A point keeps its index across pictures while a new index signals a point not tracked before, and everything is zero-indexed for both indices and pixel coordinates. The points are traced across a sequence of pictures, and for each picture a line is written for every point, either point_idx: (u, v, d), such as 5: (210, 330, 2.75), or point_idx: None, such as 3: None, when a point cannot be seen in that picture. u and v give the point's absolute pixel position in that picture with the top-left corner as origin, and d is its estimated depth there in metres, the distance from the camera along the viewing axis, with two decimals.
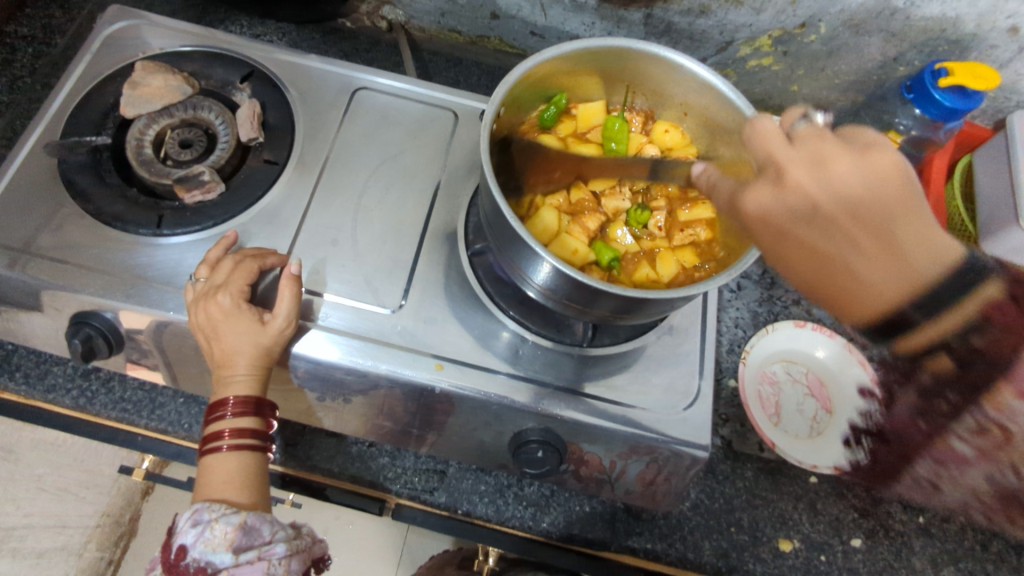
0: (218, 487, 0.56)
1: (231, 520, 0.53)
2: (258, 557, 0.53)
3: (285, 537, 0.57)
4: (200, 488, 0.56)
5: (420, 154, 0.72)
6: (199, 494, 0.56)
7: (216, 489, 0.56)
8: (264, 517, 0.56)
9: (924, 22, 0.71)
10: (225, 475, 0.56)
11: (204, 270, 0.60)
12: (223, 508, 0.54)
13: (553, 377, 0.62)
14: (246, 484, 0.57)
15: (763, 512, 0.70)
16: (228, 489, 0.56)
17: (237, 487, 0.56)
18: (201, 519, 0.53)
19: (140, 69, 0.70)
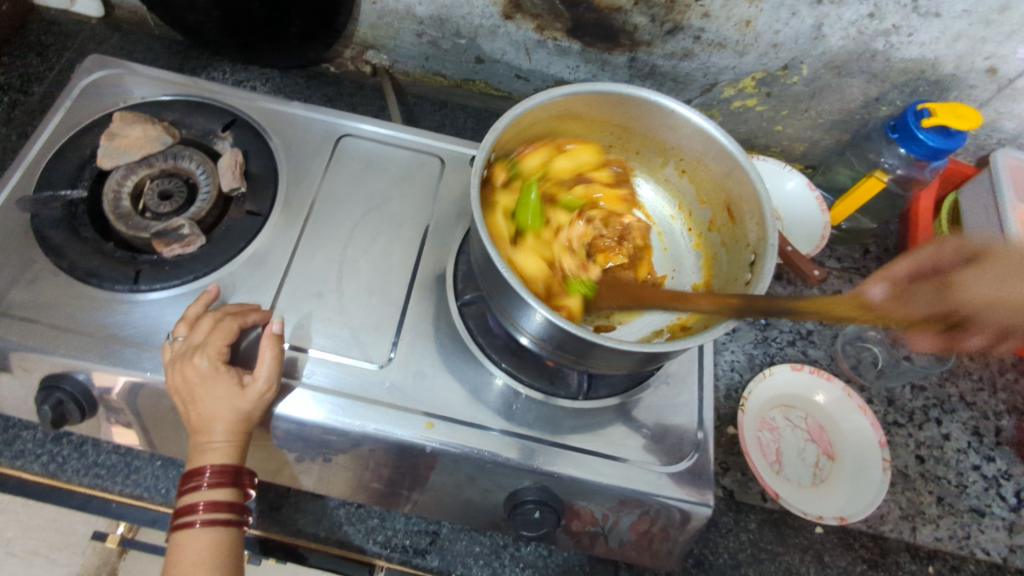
0: (189, 567, 0.52)
1: None
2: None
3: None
4: (169, 567, 0.53)
5: (408, 201, 0.71)
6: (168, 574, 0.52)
7: (187, 569, 0.52)
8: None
9: (903, 64, 0.72)
10: (198, 553, 0.53)
11: (182, 329, 0.58)
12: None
13: (549, 432, 0.60)
14: (218, 565, 0.53)
15: (770, 566, 0.68)
16: (199, 569, 0.52)
17: (209, 568, 0.53)
18: None
19: (119, 119, 0.69)
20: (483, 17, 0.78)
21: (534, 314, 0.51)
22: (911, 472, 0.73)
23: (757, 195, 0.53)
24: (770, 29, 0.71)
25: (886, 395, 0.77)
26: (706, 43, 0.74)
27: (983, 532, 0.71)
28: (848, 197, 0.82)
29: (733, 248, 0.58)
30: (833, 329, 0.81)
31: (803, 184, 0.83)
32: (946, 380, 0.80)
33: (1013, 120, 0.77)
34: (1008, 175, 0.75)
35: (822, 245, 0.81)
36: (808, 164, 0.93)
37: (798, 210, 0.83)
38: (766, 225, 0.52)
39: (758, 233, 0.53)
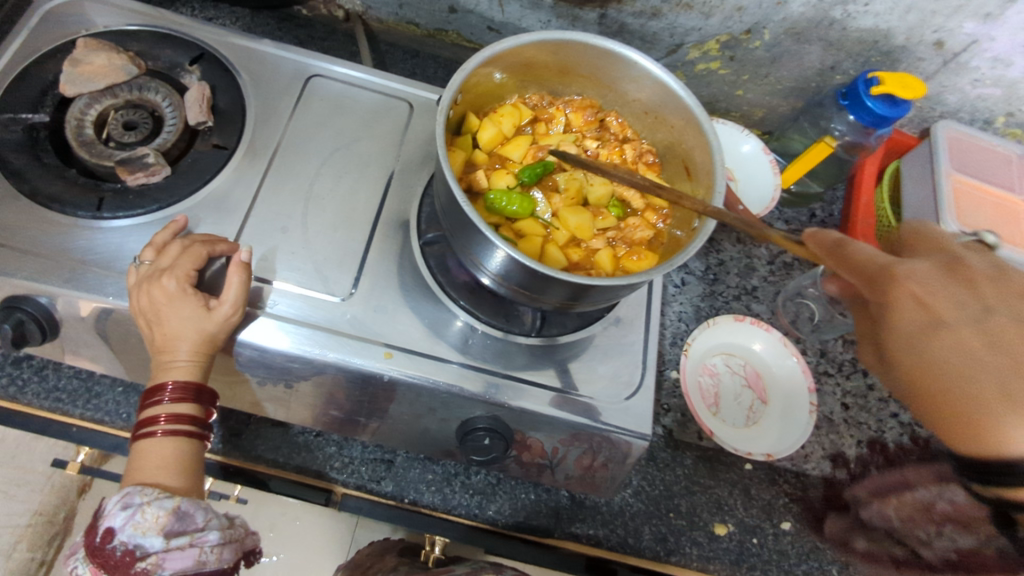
0: (152, 471, 0.55)
1: (164, 505, 0.53)
2: (189, 543, 0.53)
3: (218, 525, 0.56)
4: (132, 472, 0.55)
5: (375, 143, 0.72)
6: (131, 478, 0.55)
7: (150, 473, 0.55)
8: (199, 504, 0.55)
9: (859, 33, 0.75)
10: (161, 459, 0.56)
11: (148, 253, 0.59)
12: (156, 492, 0.53)
13: (502, 365, 0.63)
14: (180, 470, 0.56)
15: (701, 498, 0.73)
16: (162, 473, 0.55)
17: (171, 473, 0.56)
18: (132, 502, 0.52)
19: (83, 46, 0.67)
20: None
21: (496, 252, 0.54)
22: (837, 418, 0.79)
23: (709, 147, 0.56)
24: None
25: (820, 348, 0.83)
26: (674, 3, 0.76)
27: None
28: (798, 160, 0.86)
29: (685, 202, 0.62)
30: (777, 286, 0.86)
31: (758, 147, 0.86)
32: None
33: (955, 94, 0.81)
34: (945, 145, 0.79)
35: (773, 205, 0.84)
36: (766, 130, 0.97)
37: (752, 172, 0.87)
38: (716, 175, 0.55)
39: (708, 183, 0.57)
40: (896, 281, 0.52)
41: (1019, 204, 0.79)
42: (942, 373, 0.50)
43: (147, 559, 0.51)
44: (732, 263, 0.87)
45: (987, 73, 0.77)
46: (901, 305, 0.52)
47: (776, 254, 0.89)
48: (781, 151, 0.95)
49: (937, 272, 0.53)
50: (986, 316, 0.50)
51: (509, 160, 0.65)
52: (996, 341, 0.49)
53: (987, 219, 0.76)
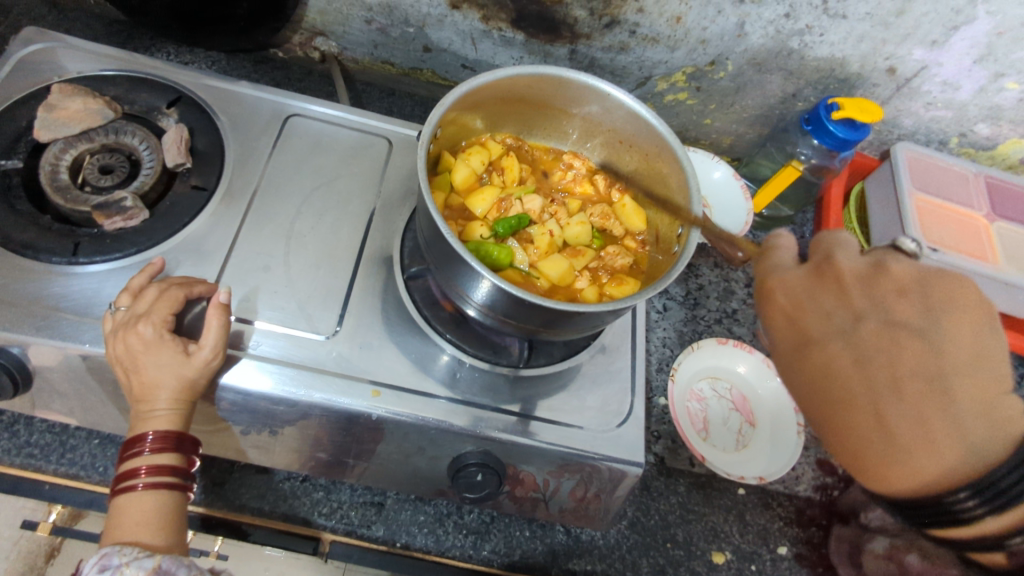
0: (132, 529, 0.53)
1: (144, 565, 0.51)
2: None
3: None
4: (111, 531, 0.53)
5: (355, 181, 0.72)
6: (110, 536, 0.53)
7: (129, 531, 0.53)
8: (181, 562, 0.53)
9: (817, 62, 0.79)
10: (140, 515, 0.54)
11: (125, 299, 0.58)
12: (135, 551, 0.52)
13: (491, 399, 0.63)
14: (161, 526, 0.54)
15: (697, 526, 0.73)
16: (142, 530, 0.53)
17: (152, 529, 0.54)
18: (110, 564, 0.50)
19: (58, 91, 0.67)
20: (430, 6, 0.81)
21: (480, 283, 0.55)
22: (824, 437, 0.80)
23: (683, 172, 0.58)
24: (699, 25, 0.76)
25: None
26: (641, 37, 0.79)
27: None
28: (768, 185, 0.89)
29: (662, 227, 0.64)
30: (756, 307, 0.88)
31: (729, 173, 0.90)
32: None
33: (910, 117, 0.86)
34: (906, 166, 0.83)
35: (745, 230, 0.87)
36: (735, 156, 1.00)
37: (725, 198, 0.89)
38: (693, 200, 0.57)
39: (684, 207, 0.58)
40: (776, 296, 0.50)
41: (980, 220, 0.83)
42: (830, 388, 0.47)
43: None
44: (711, 287, 0.89)
45: (938, 96, 0.81)
46: (776, 323, 0.50)
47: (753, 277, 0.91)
48: (751, 176, 0.98)
49: (810, 281, 0.50)
50: (858, 329, 0.47)
51: (474, 214, 0.64)
52: (867, 356, 0.46)
53: (951, 236, 0.79)
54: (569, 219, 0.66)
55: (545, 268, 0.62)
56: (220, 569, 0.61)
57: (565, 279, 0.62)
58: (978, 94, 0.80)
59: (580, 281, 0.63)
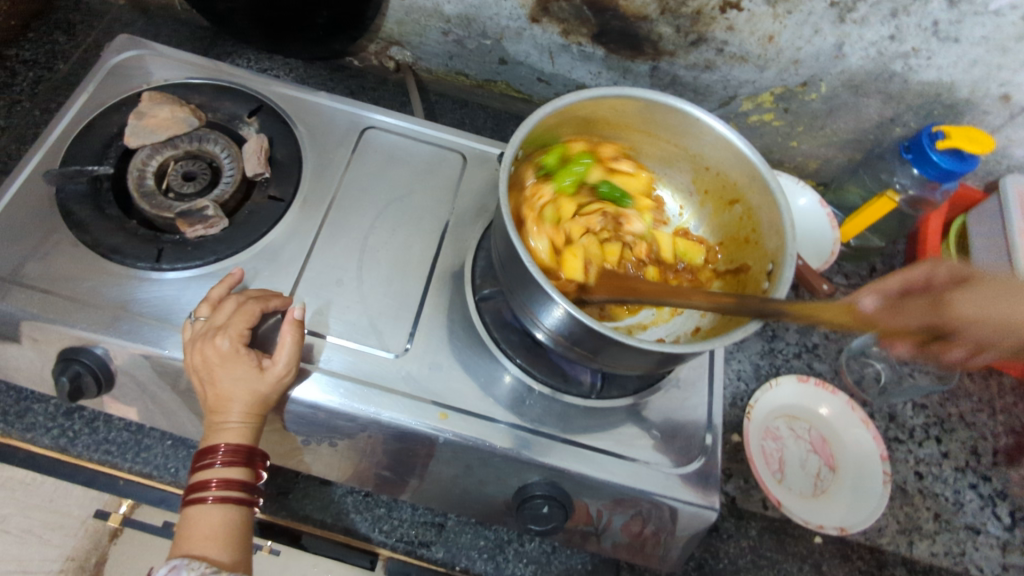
0: (201, 541, 0.53)
1: None
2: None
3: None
4: (180, 542, 0.53)
5: (430, 196, 0.72)
6: (178, 548, 0.53)
7: (197, 544, 0.53)
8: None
9: (920, 86, 0.74)
10: (209, 529, 0.54)
11: (204, 309, 0.58)
12: (203, 566, 0.51)
13: (560, 428, 0.61)
14: (229, 541, 0.54)
15: (769, 573, 0.69)
16: (209, 544, 0.53)
17: (219, 544, 0.53)
18: None
19: (148, 99, 0.69)
20: (510, 19, 0.79)
21: (555, 310, 0.53)
22: (910, 487, 0.75)
23: (776, 205, 0.55)
24: (793, 45, 0.72)
25: (888, 410, 0.79)
26: (728, 56, 0.76)
27: (979, 550, 0.72)
28: (858, 214, 0.84)
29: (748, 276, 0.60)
30: (838, 343, 0.83)
31: (815, 201, 0.84)
32: (947, 400, 0.82)
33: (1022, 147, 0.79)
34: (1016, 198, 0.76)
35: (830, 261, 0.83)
36: (821, 181, 0.95)
37: (808, 226, 0.85)
38: (786, 238, 0.53)
39: (776, 243, 0.55)
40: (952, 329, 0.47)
41: None
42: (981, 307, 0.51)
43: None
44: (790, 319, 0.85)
45: None
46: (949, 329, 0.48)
47: None
48: (837, 204, 0.92)
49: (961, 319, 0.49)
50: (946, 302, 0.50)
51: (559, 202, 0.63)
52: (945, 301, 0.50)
53: None
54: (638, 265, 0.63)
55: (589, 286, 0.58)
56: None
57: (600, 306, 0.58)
58: None
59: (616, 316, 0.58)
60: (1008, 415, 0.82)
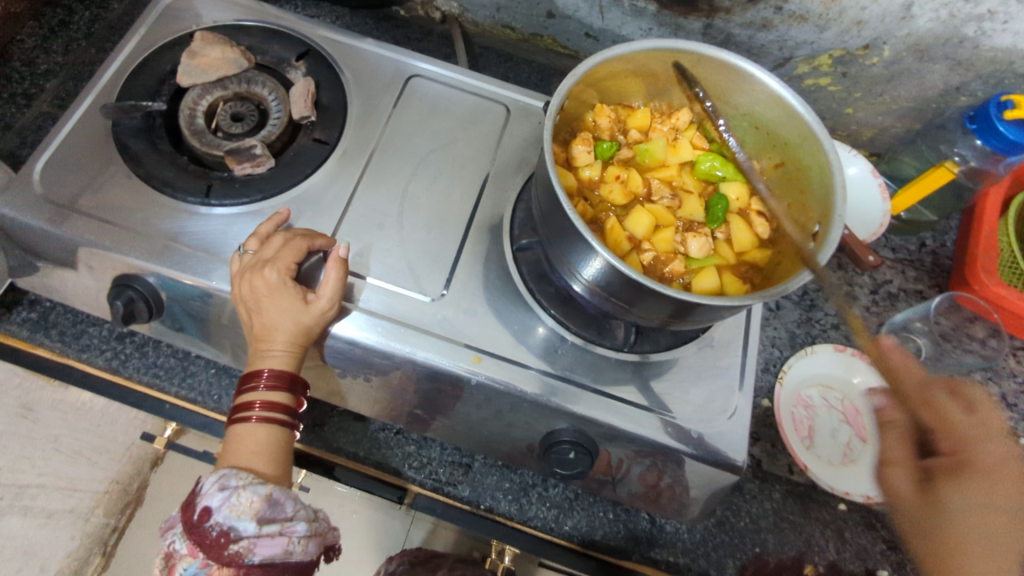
0: (247, 456, 0.57)
1: (259, 491, 0.55)
2: (279, 531, 0.55)
3: (305, 517, 0.58)
4: (227, 454, 0.57)
5: (472, 145, 0.72)
6: (227, 460, 0.57)
7: (244, 457, 0.57)
8: (288, 493, 0.57)
9: (993, 53, 0.70)
10: (254, 445, 0.57)
11: (252, 243, 0.60)
12: (251, 476, 0.55)
13: (590, 378, 0.61)
14: (271, 458, 0.58)
15: (790, 536, 0.70)
16: (255, 459, 0.57)
17: (264, 458, 0.57)
18: (229, 484, 0.54)
19: (200, 39, 0.70)
20: None
21: (595, 260, 0.53)
22: None
23: (828, 166, 0.53)
24: (858, 5, 0.69)
25: None
26: (787, 14, 0.73)
27: None
28: (913, 185, 0.81)
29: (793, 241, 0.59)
30: (879, 317, 0.82)
31: (866, 170, 0.81)
32: (989, 380, 0.80)
33: None
34: None
35: (878, 232, 0.81)
36: (874, 152, 0.92)
37: (858, 196, 0.82)
38: (837, 198, 0.52)
39: (826, 205, 0.53)
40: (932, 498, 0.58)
41: None
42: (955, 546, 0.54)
43: (240, 542, 0.53)
44: (830, 290, 0.83)
45: None
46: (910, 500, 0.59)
47: (879, 283, 0.84)
48: (890, 175, 0.89)
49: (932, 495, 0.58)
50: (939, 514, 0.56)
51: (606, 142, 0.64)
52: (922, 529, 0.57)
53: None
54: (682, 205, 0.63)
55: (621, 224, 0.60)
56: (321, 509, 0.62)
57: (629, 242, 0.59)
58: None
59: (647, 253, 0.59)
60: None
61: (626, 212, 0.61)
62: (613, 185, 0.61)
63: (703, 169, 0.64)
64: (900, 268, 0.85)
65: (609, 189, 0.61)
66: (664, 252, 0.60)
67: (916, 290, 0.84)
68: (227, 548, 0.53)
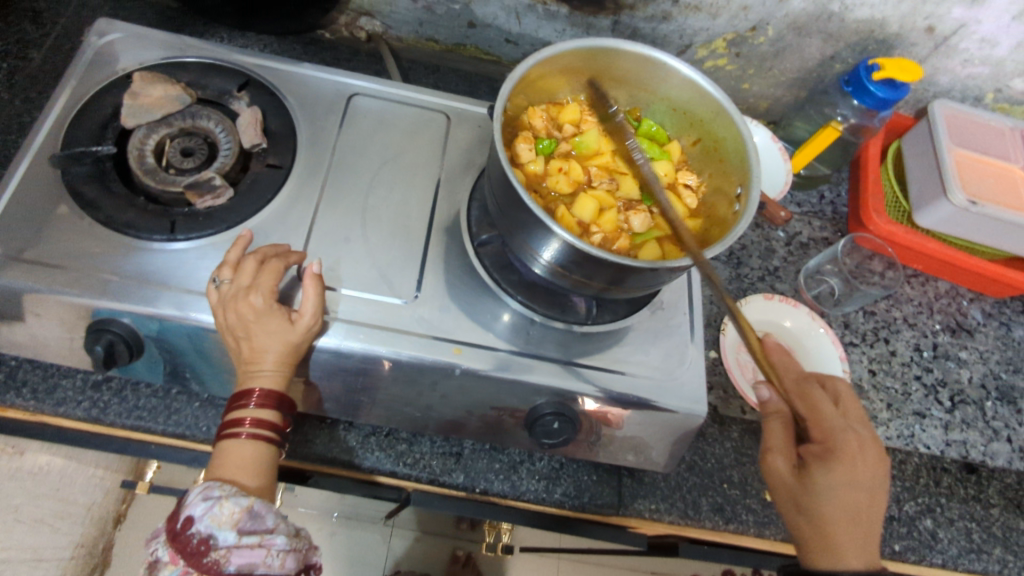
0: (231, 470, 0.59)
1: (240, 502, 0.57)
2: (258, 543, 0.57)
3: (286, 531, 0.60)
4: (213, 469, 0.60)
5: (419, 154, 0.76)
6: (212, 473, 0.60)
7: (229, 470, 0.59)
8: (270, 507, 0.59)
9: (856, 24, 0.82)
10: (239, 459, 0.60)
11: (226, 272, 0.62)
12: (233, 487, 0.58)
13: (563, 353, 0.67)
14: (256, 471, 0.61)
15: (751, 467, 0.79)
16: (239, 472, 0.60)
17: (248, 474, 0.60)
18: (211, 495, 0.57)
19: (140, 79, 0.71)
20: None
21: (554, 242, 0.59)
22: (866, 383, 0.85)
23: (740, 135, 0.62)
24: None
25: (843, 320, 0.89)
26: (683, 6, 0.82)
27: (925, 430, 0.83)
28: (807, 145, 0.92)
29: (719, 205, 0.67)
30: (796, 265, 0.92)
31: (767, 137, 0.93)
32: (892, 306, 0.92)
33: (946, 75, 0.88)
34: (943, 122, 0.86)
35: (784, 190, 0.92)
36: (771, 119, 1.03)
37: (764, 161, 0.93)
38: (751, 162, 0.60)
39: (743, 169, 0.62)
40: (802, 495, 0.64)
41: (1017, 172, 0.86)
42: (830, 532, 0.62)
43: (218, 550, 0.55)
44: (753, 246, 0.93)
45: (975, 53, 0.84)
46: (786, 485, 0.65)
47: (792, 236, 0.95)
48: (787, 139, 1.01)
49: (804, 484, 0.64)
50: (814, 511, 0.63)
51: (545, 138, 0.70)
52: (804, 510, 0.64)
53: (992, 190, 0.83)
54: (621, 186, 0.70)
55: (570, 210, 0.66)
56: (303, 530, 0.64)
57: (580, 225, 0.66)
58: (1016, 49, 0.82)
59: (597, 233, 0.66)
60: (944, 314, 0.93)
61: (573, 199, 0.68)
62: (558, 176, 0.68)
63: (634, 152, 0.70)
64: (807, 220, 0.96)
65: (555, 180, 0.68)
66: (612, 230, 0.66)
67: (823, 237, 0.95)
68: (205, 555, 0.55)
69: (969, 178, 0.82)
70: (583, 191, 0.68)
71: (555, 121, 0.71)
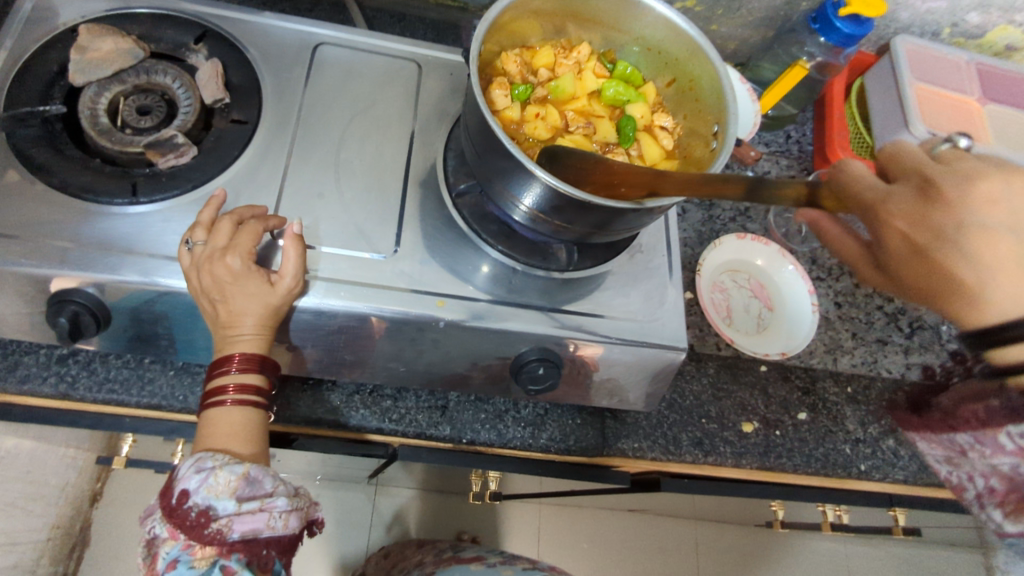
0: (222, 438, 0.59)
1: (235, 470, 0.56)
2: (259, 508, 0.57)
3: (285, 492, 0.60)
4: (203, 438, 0.59)
5: (391, 105, 0.74)
6: (200, 444, 0.59)
7: (221, 441, 0.59)
8: (266, 471, 0.59)
9: None
10: (229, 427, 0.59)
11: (200, 232, 0.60)
12: (226, 457, 0.57)
13: (546, 300, 0.68)
14: (247, 439, 0.60)
15: (726, 402, 0.82)
16: (232, 441, 0.59)
17: (240, 441, 0.60)
18: (204, 466, 0.56)
19: (86, 32, 0.66)
20: None
21: (533, 187, 0.58)
22: (832, 315, 0.90)
23: (716, 73, 0.62)
24: None
25: (810, 256, 0.93)
26: None
27: (887, 355, 0.88)
28: (775, 86, 0.92)
29: (696, 146, 0.68)
30: (766, 205, 0.95)
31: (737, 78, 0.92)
32: None
33: (907, 10, 0.89)
34: (905, 58, 0.88)
35: (752, 132, 0.93)
36: (739, 61, 1.03)
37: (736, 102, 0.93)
38: (728, 99, 0.60)
39: (719, 108, 0.62)
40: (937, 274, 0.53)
41: (973, 105, 0.89)
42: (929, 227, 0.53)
43: (220, 520, 0.55)
44: None
45: None
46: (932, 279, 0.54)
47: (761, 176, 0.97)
48: (754, 80, 1.01)
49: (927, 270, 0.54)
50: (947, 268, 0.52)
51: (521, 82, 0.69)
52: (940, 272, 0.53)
53: (950, 124, 0.86)
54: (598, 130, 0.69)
55: None
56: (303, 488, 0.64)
57: None
58: None
59: None
60: None
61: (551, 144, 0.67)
62: (535, 122, 0.67)
63: (609, 94, 0.70)
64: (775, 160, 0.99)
65: (532, 126, 0.67)
66: None
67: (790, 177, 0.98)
68: (207, 526, 0.55)
69: (930, 114, 0.85)
70: (561, 137, 0.67)
71: (529, 66, 0.70)
